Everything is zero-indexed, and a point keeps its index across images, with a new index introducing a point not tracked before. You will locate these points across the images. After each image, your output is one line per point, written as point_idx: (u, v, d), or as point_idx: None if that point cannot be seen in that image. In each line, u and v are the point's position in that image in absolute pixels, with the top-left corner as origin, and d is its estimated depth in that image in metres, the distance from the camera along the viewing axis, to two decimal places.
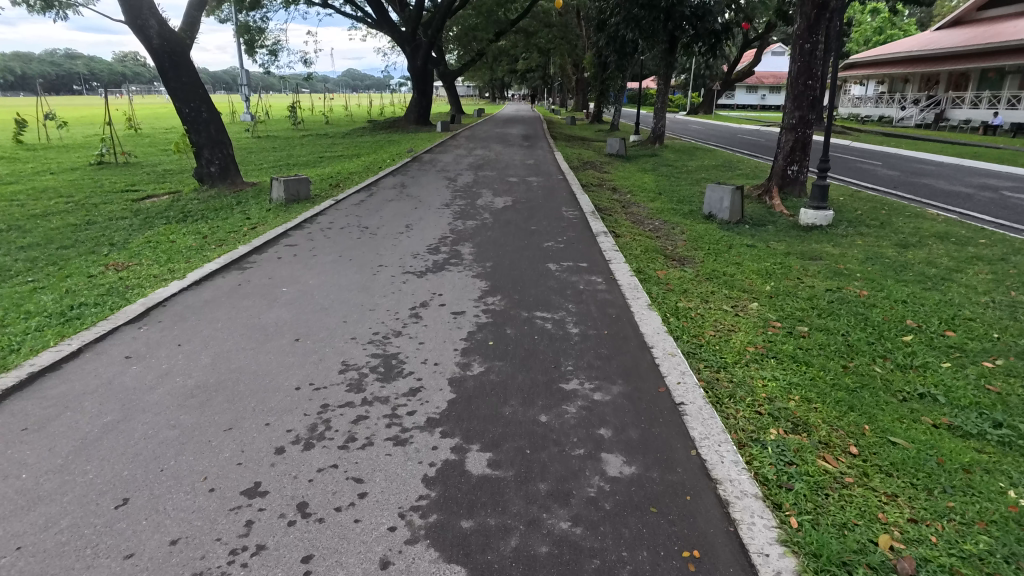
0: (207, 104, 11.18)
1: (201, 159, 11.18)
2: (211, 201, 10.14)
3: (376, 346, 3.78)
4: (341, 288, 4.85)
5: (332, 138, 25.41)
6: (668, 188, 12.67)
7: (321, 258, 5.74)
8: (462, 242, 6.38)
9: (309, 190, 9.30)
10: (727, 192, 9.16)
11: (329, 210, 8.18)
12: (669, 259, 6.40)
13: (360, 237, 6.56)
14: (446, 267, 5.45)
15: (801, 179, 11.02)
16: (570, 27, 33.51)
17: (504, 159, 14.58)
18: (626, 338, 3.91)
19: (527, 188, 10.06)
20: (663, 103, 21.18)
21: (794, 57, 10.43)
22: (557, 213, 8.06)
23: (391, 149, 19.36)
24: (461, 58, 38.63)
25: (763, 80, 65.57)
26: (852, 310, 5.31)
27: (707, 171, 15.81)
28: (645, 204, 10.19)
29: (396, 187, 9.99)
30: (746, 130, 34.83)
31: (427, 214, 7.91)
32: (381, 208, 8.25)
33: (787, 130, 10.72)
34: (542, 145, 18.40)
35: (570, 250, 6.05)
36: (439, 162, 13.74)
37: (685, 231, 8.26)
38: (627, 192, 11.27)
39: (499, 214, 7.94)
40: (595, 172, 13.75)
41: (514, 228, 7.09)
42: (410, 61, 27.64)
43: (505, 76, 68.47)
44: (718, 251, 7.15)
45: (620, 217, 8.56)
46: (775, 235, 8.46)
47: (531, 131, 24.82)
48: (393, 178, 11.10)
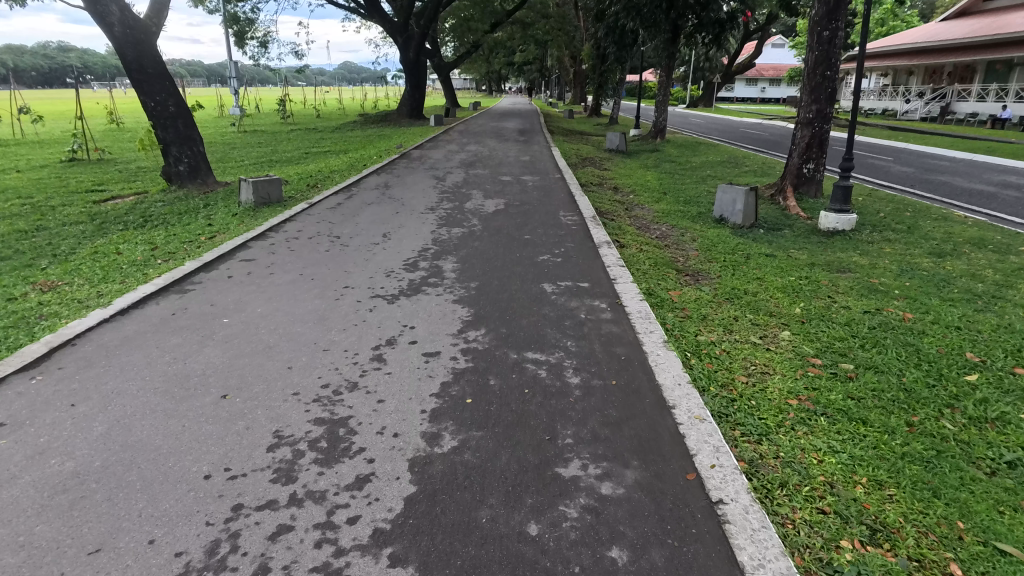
0: (175, 97, 10.31)
1: (169, 157, 10.31)
2: (177, 203, 9.28)
3: (323, 406, 2.97)
4: (293, 319, 4.02)
5: (322, 133, 24.48)
6: (673, 186, 11.86)
7: (278, 278, 4.92)
8: (445, 255, 5.58)
9: (281, 192, 8.44)
10: (740, 194, 8.35)
11: (300, 215, 7.35)
12: (682, 275, 5.60)
13: (328, 249, 5.73)
14: (423, 288, 4.65)
15: (817, 178, 10.22)
16: (568, 18, 32.55)
17: (499, 156, 13.76)
18: (640, 392, 3.11)
19: (521, 189, 9.25)
20: (664, 96, 20.34)
21: (811, 46, 9.59)
22: (554, 218, 7.26)
23: (381, 144, 18.50)
24: (455, 50, 37.64)
25: (763, 72, 64.66)
26: (899, 341, 4.52)
27: (713, 167, 15.02)
28: (650, 206, 9.39)
29: (379, 188, 9.18)
30: (748, 123, 34.00)
31: (409, 220, 7.09)
32: (359, 213, 7.42)
33: (803, 125, 9.91)
34: (539, 140, 17.54)
35: (568, 266, 5.25)
36: (429, 159, 12.91)
37: (695, 239, 7.45)
38: (630, 192, 10.46)
39: (489, 220, 7.13)
40: (595, 170, 12.91)
41: (505, 237, 6.28)
42: (403, 52, 26.66)
43: (501, 69, 67.38)
44: (736, 262, 6.35)
45: (624, 222, 7.76)
46: (794, 243, 7.68)
47: (528, 124, 23.96)
48: (377, 177, 10.27)
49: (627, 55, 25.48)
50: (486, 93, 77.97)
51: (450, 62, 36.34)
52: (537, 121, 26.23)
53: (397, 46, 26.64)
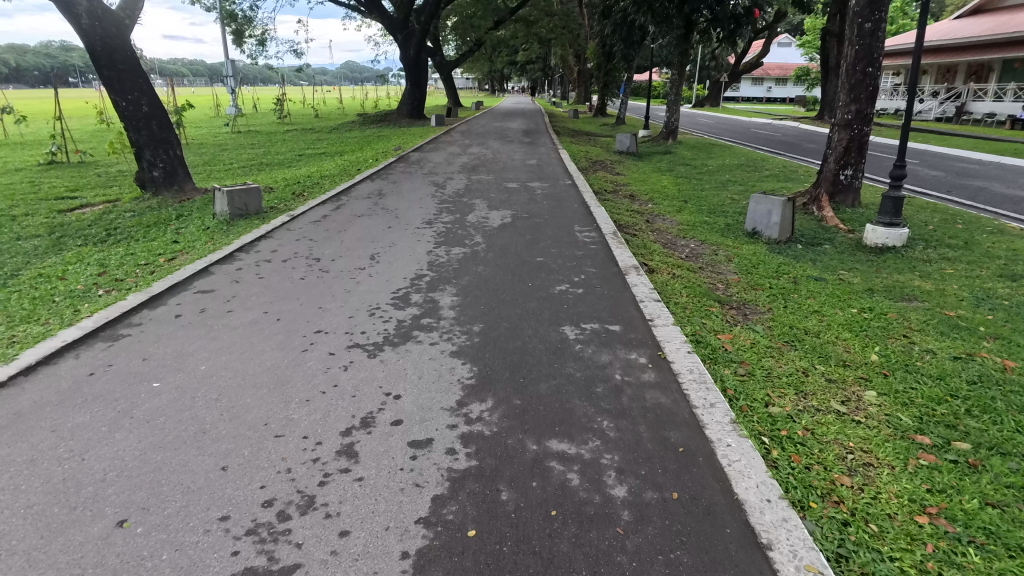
0: (149, 96, 9.37)
1: (143, 162, 9.39)
2: (148, 214, 8.37)
3: (261, 544, 2.04)
4: (244, 383, 3.10)
5: (318, 133, 23.57)
6: (692, 194, 10.94)
7: (236, 318, 3.99)
8: (444, 284, 4.66)
9: (260, 203, 7.50)
10: (776, 204, 7.41)
11: (279, 230, 6.44)
12: (727, 310, 4.67)
13: (304, 277, 4.81)
14: (415, 335, 3.72)
15: (855, 186, 9.26)
16: (573, 15, 31.63)
17: (502, 159, 12.84)
18: (716, 517, 2.17)
19: (529, 197, 8.33)
20: (676, 96, 19.40)
21: (851, 40, 8.65)
22: (569, 233, 6.34)
23: (379, 146, 17.60)
24: (458, 48, 36.72)
25: (769, 72, 63.62)
26: (1016, 403, 3.56)
27: (731, 171, 14.09)
28: (672, 217, 8.48)
29: (373, 197, 8.27)
30: (758, 124, 32.99)
31: (405, 236, 6.17)
32: (347, 227, 6.51)
33: (840, 127, 8.97)
34: (544, 142, 16.62)
35: (594, 301, 4.32)
36: (428, 163, 11.99)
37: (730, 257, 6.52)
38: (647, 200, 9.55)
39: (495, 236, 6.20)
40: (607, 174, 11.96)
41: (514, 259, 5.36)
42: (403, 51, 25.77)
43: (503, 69, 66.46)
44: (783, 289, 5.41)
45: (647, 237, 6.81)
46: (841, 262, 6.76)
47: (533, 124, 23.02)
48: (371, 183, 9.36)
49: (634, 53, 24.59)
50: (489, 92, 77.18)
51: (451, 61, 35.43)
52: (541, 121, 25.35)
53: (398, 44, 25.75)
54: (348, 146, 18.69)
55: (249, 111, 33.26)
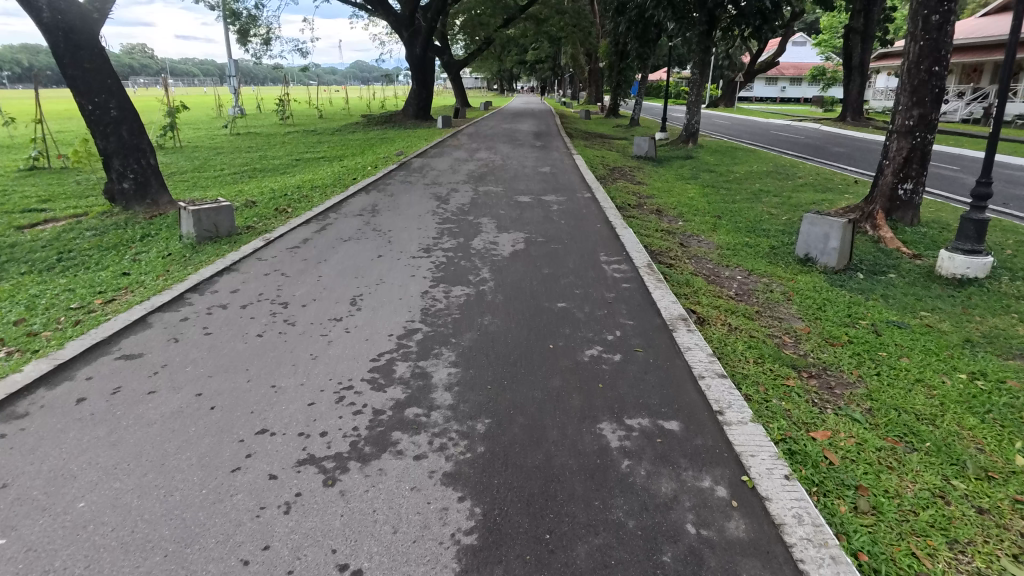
0: (119, 99, 8.37)
1: (111, 172, 8.41)
2: (111, 233, 7.38)
3: None
4: (132, 541, 2.07)
5: (321, 135, 22.65)
6: (724, 207, 9.82)
7: (157, 405, 2.95)
8: (440, 346, 3.60)
9: (233, 222, 6.47)
10: (835, 227, 6.29)
11: (249, 259, 5.41)
12: (807, 383, 3.59)
13: (263, 335, 3.76)
14: (395, 438, 2.67)
15: (916, 201, 8.11)
16: (585, 14, 30.61)
17: (513, 166, 11.81)
18: None
19: (544, 215, 7.27)
20: (697, 96, 18.27)
21: (914, 35, 7.53)
22: (594, 263, 5.27)
23: (381, 150, 16.61)
24: (466, 48, 35.72)
25: (784, 72, 62.17)
26: None
27: (760, 179, 12.97)
28: (708, 237, 7.41)
29: (365, 214, 7.23)
30: (778, 126, 31.77)
31: (398, 268, 5.12)
32: (329, 255, 5.48)
33: (900, 134, 7.83)
34: (557, 146, 15.57)
35: (638, 376, 3.26)
36: (432, 170, 10.98)
37: (787, 293, 5.43)
38: (677, 216, 8.47)
39: (505, 268, 5.13)
40: (627, 184, 10.87)
41: (530, 304, 4.30)
42: (409, 49, 24.80)
43: (512, 68, 65.42)
44: (866, 343, 4.32)
45: (685, 267, 5.73)
46: (918, 299, 5.67)
47: (545, 127, 21.94)
48: (365, 196, 8.35)
49: (650, 52, 23.50)
50: (498, 92, 76.31)
51: (460, 60, 34.46)
52: (552, 123, 24.39)
53: (403, 41, 24.77)
54: (350, 149, 17.73)
55: (252, 111, 32.42)
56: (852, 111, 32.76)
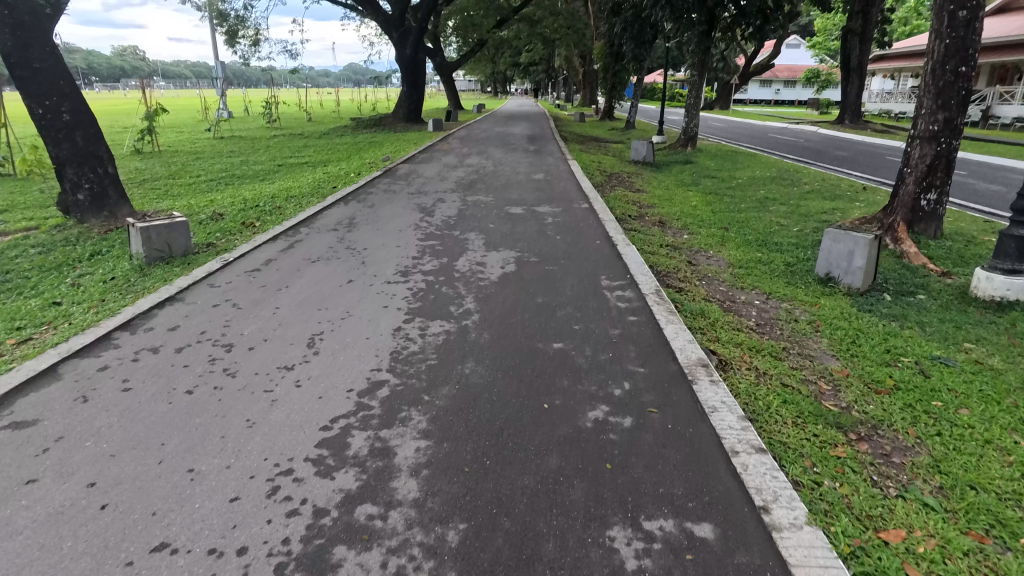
0: (74, 101, 7.64)
1: (65, 182, 7.69)
2: (59, 250, 6.67)
3: None
4: None
5: (307, 139, 21.95)
6: (731, 217, 9.20)
7: (33, 503, 2.27)
8: (409, 407, 2.92)
9: (189, 240, 5.77)
10: (861, 244, 5.66)
11: (199, 286, 4.72)
12: (859, 450, 2.91)
13: (193, 391, 3.08)
14: (336, 558, 1.99)
15: (940, 212, 7.48)
16: (579, 15, 30.09)
17: (505, 172, 11.17)
18: None
19: (537, 229, 6.61)
20: (696, 99, 17.68)
21: (939, 32, 6.91)
22: (596, 291, 4.61)
23: (368, 154, 15.94)
24: (459, 49, 35.06)
25: (779, 74, 61.96)
26: None
27: (765, 185, 12.38)
28: (718, 253, 6.78)
29: (340, 229, 6.54)
30: (775, 129, 31.31)
31: (369, 297, 4.44)
32: (293, 281, 4.79)
33: (923, 140, 7.20)
34: (551, 151, 14.94)
35: (655, 451, 2.59)
36: (418, 178, 10.32)
37: (813, 323, 4.76)
38: (682, 228, 7.83)
39: (493, 297, 4.46)
40: (626, 192, 10.24)
41: (521, 345, 3.62)
42: (399, 50, 24.14)
43: (505, 70, 64.82)
44: (916, 391, 3.64)
45: (697, 291, 5.07)
46: (959, 327, 5.03)
47: (539, 130, 21.29)
48: (343, 208, 7.66)
49: (646, 53, 22.96)
50: (492, 95, 75.81)
51: (452, 62, 33.82)
52: (547, 126, 23.78)
53: (393, 42, 24.10)
54: (336, 154, 17.05)
55: (239, 113, 31.66)
56: (851, 114, 32.30)
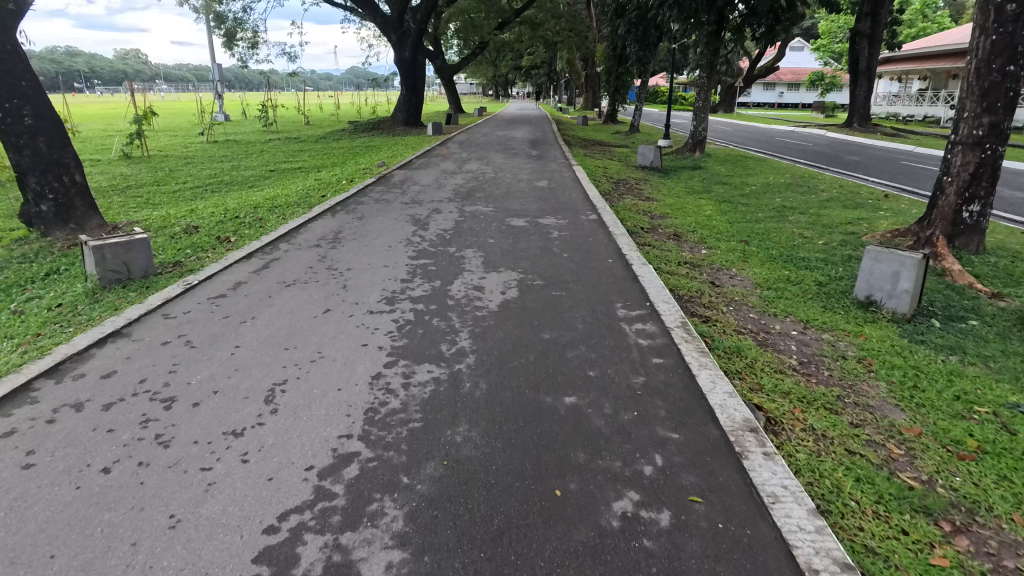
0: (38, 104, 6.99)
1: (27, 192, 7.05)
2: (13, 268, 6.03)
3: None
4: None
5: (304, 143, 21.37)
6: (749, 228, 8.55)
7: None
8: (381, 496, 2.27)
9: (150, 260, 5.11)
10: (906, 264, 5.01)
11: (152, 317, 4.08)
12: (961, 552, 2.25)
13: (109, 471, 2.42)
14: None
15: (983, 225, 6.83)
16: (581, 17, 29.53)
17: (505, 179, 10.55)
18: None
19: (542, 245, 5.96)
20: (704, 102, 17.05)
21: (985, 28, 6.25)
22: (613, 324, 3.94)
23: (364, 159, 15.33)
24: (460, 52, 34.52)
25: (782, 78, 61.45)
26: None
27: (780, 193, 11.73)
28: (742, 271, 6.13)
29: (323, 245, 5.89)
30: (782, 132, 30.68)
31: (347, 332, 3.79)
32: (261, 311, 4.15)
33: (965, 147, 6.54)
34: (554, 156, 14.35)
35: (707, 571, 1.94)
36: (414, 185, 9.68)
37: (864, 359, 4.10)
38: (699, 242, 7.19)
39: (492, 332, 3.81)
40: (635, 201, 9.59)
41: (524, 401, 2.96)
42: (398, 52, 23.54)
43: (506, 74, 64.33)
44: (1006, 454, 2.98)
45: (726, 322, 4.41)
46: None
47: (541, 135, 20.69)
48: (329, 220, 7.01)
49: (651, 55, 22.36)
50: (493, 98, 75.41)
51: (453, 65, 33.24)
52: (549, 130, 23.22)
53: (391, 44, 23.48)
54: (332, 159, 16.45)
55: (236, 117, 31.13)
56: (859, 117, 31.65)
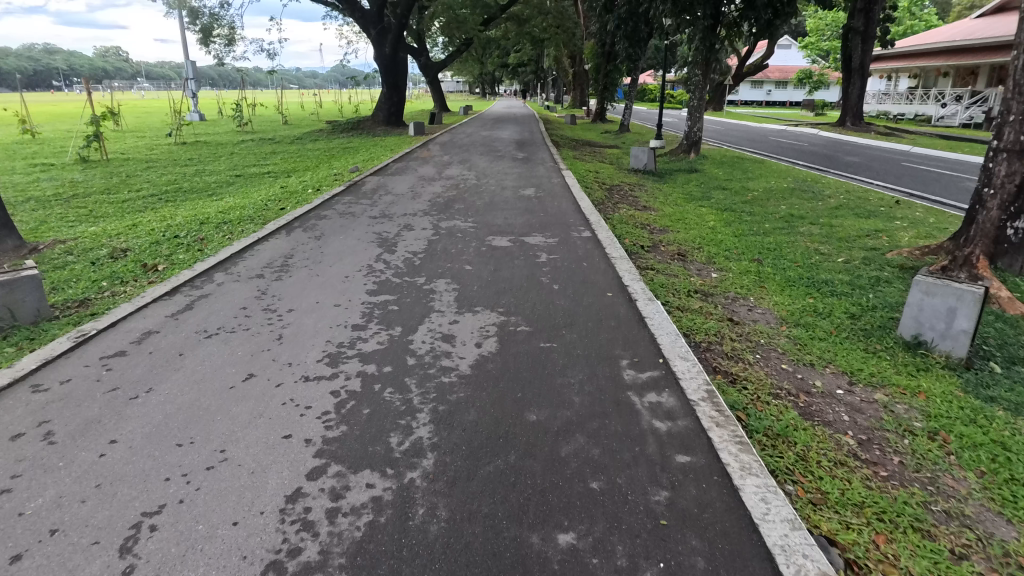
0: None
1: None
2: None
3: None
4: None
5: (278, 144, 20.31)
6: (758, 242, 7.68)
7: None
8: None
9: (42, 301, 4.13)
10: (965, 299, 4.15)
11: (15, 390, 3.11)
12: None
13: None
14: None
15: None
16: (569, 13, 28.60)
17: (489, 186, 9.65)
18: None
19: (528, 272, 5.03)
20: (699, 102, 16.24)
21: None
22: (620, 397, 3.02)
23: (339, 163, 14.34)
24: (444, 49, 33.49)
25: (769, 75, 61.11)
26: None
27: (784, 199, 10.91)
28: (762, 301, 5.27)
29: (265, 275, 4.92)
30: (774, 131, 30.08)
31: (267, 415, 2.84)
32: (161, 380, 3.19)
33: (1011, 155, 5.70)
34: (541, 158, 13.44)
35: None
36: (387, 195, 8.73)
37: (936, 433, 3.21)
38: (708, 262, 6.33)
39: (460, 411, 2.88)
40: (631, 211, 8.70)
41: (500, 545, 2.04)
42: (378, 49, 22.45)
43: (492, 71, 63.29)
44: None
45: (758, 383, 3.52)
46: None
47: (528, 135, 19.78)
48: (280, 241, 6.03)
49: (641, 52, 21.50)
50: (479, 96, 74.22)
51: (437, 62, 32.19)
52: (536, 130, 22.31)
53: (371, 40, 22.36)
54: (305, 162, 15.43)
55: (212, 116, 29.95)
56: (852, 116, 30.96)
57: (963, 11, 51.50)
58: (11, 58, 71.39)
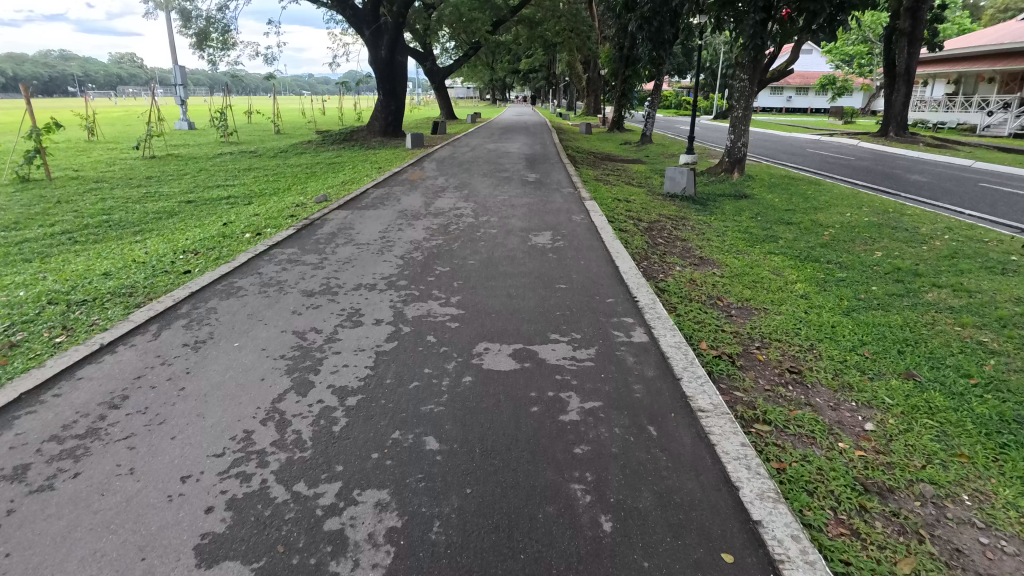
0: None
1: None
2: None
3: None
4: None
5: (259, 158, 18.06)
6: (884, 326, 5.16)
7: None
8: None
9: None
10: None
11: None
12: None
13: None
14: None
15: None
16: (585, 15, 26.12)
17: (492, 226, 7.27)
18: None
19: (548, 468, 2.53)
20: (744, 112, 13.77)
21: None
22: None
23: (314, 184, 11.98)
24: (451, 52, 31.27)
25: (791, 80, 58.37)
26: None
27: (874, 241, 8.42)
28: (999, 511, 2.72)
29: (24, 478, 2.47)
30: (808, 141, 27.54)
31: None
32: None
33: None
34: (556, 181, 11.04)
35: None
36: (345, 245, 6.28)
37: None
38: (843, 390, 3.82)
39: None
40: (688, 268, 6.27)
41: None
42: (373, 51, 20.19)
43: (499, 77, 61.02)
44: None
45: None
46: None
47: (540, 148, 17.43)
48: (130, 356, 3.60)
49: (667, 56, 19.06)
50: (488, 102, 71.97)
51: (442, 67, 29.98)
52: (550, 141, 20.01)
53: (366, 42, 20.12)
54: (279, 182, 13.12)
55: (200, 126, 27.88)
56: (896, 125, 28.10)
57: (996, 14, 48.50)
58: (18, 65, 70.62)
